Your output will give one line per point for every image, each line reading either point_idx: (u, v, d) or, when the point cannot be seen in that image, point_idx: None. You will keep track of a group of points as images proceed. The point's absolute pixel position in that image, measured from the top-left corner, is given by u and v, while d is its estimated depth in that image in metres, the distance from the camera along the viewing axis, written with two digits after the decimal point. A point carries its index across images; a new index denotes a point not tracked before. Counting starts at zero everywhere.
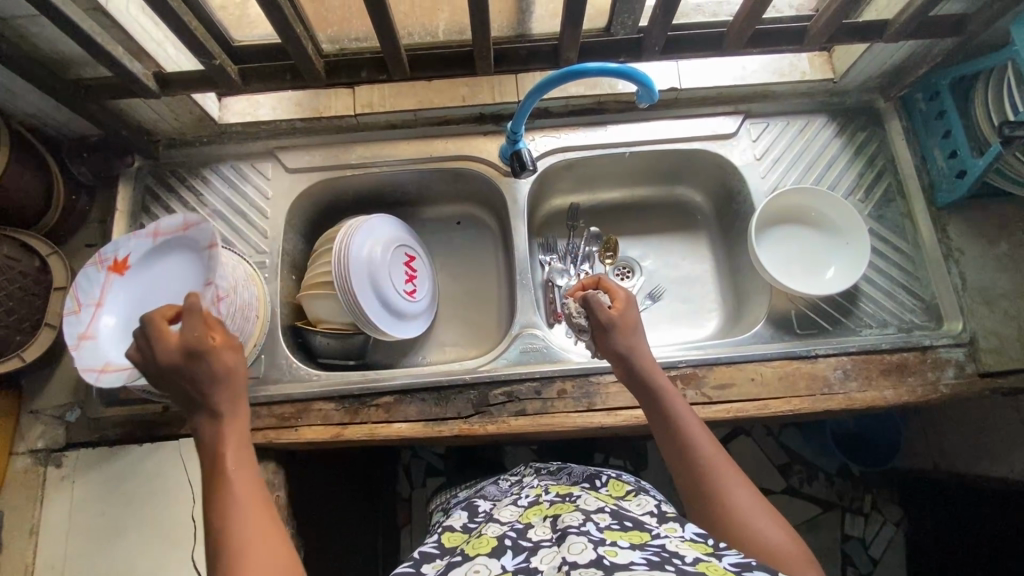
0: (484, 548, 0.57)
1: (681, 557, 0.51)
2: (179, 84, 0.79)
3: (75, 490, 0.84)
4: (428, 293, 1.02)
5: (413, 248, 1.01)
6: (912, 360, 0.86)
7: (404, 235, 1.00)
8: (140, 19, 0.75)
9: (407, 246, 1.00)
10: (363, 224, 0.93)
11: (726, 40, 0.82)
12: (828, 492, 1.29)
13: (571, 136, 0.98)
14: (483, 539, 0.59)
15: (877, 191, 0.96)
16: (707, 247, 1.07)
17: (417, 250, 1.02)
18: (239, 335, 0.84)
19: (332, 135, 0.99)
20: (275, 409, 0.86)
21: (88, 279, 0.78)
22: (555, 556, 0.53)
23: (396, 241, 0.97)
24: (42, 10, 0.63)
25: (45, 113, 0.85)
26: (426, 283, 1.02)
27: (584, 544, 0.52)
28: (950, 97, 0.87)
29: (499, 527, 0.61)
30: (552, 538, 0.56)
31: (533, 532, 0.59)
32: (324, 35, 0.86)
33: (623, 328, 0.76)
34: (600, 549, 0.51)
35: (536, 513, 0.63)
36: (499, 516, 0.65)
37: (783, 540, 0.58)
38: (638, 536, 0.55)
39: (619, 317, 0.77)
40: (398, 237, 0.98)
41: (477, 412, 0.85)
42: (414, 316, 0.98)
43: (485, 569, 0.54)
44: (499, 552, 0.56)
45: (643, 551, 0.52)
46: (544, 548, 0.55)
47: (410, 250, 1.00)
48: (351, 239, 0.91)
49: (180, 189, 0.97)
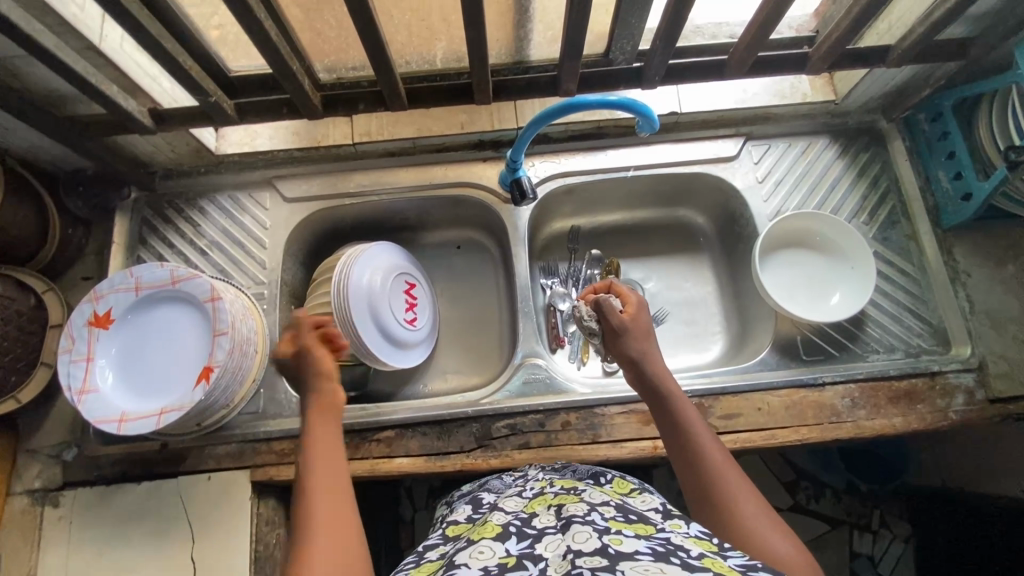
0: (488, 532, 0.56)
1: (686, 551, 0.50)
2: (175, 119, 0.78)
3: (73, 531, 0.82)
4: (428, 320, 1.01)
5: (414, 273, 1.00)
6: (921, 386, 0.85)
7: (404, 261, 0.99)
8: (135, 55, 0.74)
9: (408, 272, 0.98)
10: (363, 253, 0.92)
11: (727, 66, 0.81)
12: (834, 509, 1.26)
13: (570, 161, 0.97)
14: (488, 525, 0.58)
15: (881, 213, 0.95)
16: (709, 269, 1.06)
17: (417, 275, 1.01)
18: (239, 371, 0.82)
19: (330, 164, 0.98)
20: (275, 445, 0.85)
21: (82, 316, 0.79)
22: (560, 543, 0.52)
23: (397, 268, 0.96)
24: (34, 54, 0.62)
25: (40, 148, 0.85)
26: (426, 310, 1.00)
27: (589, 533, 0.51)
28: (954, 118, 0.87)
29: (504, 515, 0.59)
30: (557, 525, 0.55)
31: (538, 519, 0.57)
32: (322, 64, 0.84)
33: (636, 334, 0.78)
34: (605, 538, 0.50)
35: (541, 502, 0.62)
36: (503, 505, 0.63)
37: (792, 551, 0.56)
38: (642, 528, 0.54)
39: (632, 323, 0.79)
40: (398, 263, 0.97)
41: (479, 446, 0.84)
42: (414, 344, 0.97)
43: (489, 551, 0.52)
44: (503, 536, 0.55)
45: (648, 542, 0.51)
46: (549, 536, 0.54)
47: (410, 276, 0.99)
48: (350, 269, 0.90)
49: (176, 220, 0.96)
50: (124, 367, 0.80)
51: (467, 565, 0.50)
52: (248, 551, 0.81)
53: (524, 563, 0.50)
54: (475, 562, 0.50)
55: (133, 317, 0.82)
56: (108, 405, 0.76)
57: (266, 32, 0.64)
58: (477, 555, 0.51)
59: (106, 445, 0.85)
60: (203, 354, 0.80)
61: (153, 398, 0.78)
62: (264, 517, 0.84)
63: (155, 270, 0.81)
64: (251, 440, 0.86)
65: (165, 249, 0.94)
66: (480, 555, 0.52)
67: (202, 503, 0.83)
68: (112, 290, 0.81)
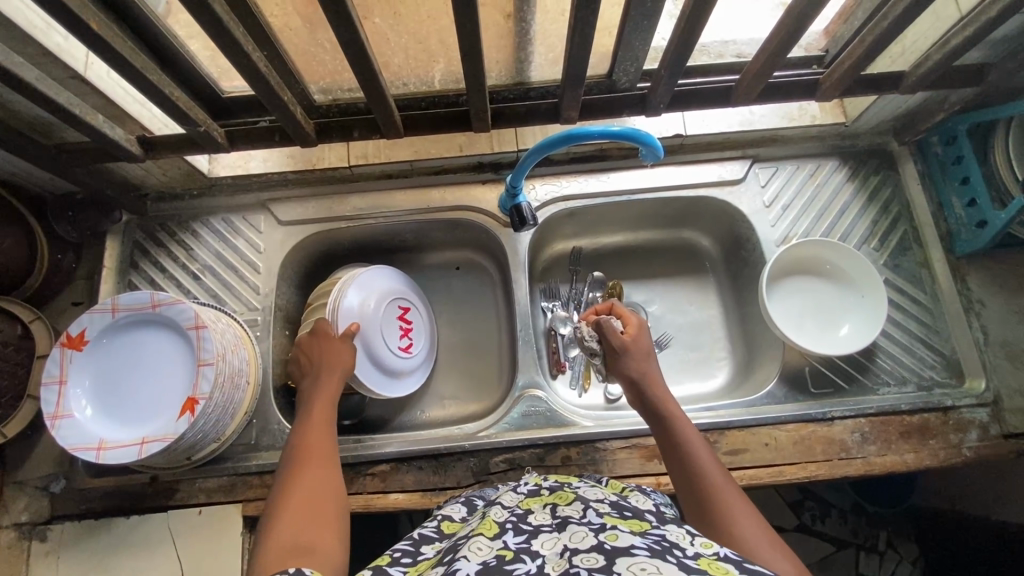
0: (486, 528, 0.51)
1: (682, 548, 0.46)
2: (164, 146, 0.76)
3: (60, 566, 0.80)
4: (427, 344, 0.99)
5: (413, 296, 0.98)
6: (934, 421, 0.83)
7: (402, 285, 0.97)
8: (121, 83, 0.73)
9: (405, 295, 0.96)
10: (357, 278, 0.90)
11: (734, 92, 0.79)
12: (841, 529, 1.17)
13: (571, 184, 0.95)
14: (486, 521, 0.54)
15: (893, 239, 0.92)
16: (715, 293, 1.03)
17: (417, 298, 0.99)
18: (229, 405, 0.79)
19: (326, 186, 0.96)
20: (267, 478, 0.83)
21: (51, 354, 0.75)
22: (557, 541, 0.48)
23: (394, 293, 0.94)
24: (17, 89, 0.60)
25: (27, 173, 0.83)
26: (426, 335, 0.99)
27: (585, 532, 0.48)
28: (968, 143, 0.84)
29: (500, 511, 0.56)
30: (552, 523, 0.51)
31: (533, 517, 0.54)
32: (317, 86, 0.81)
33: (638, 353, 0.76)
34: (601, 535, 0.47)
35: (537, 500, 0.58)
36: (497, 501, 0.60)
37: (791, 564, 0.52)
38: (638, 524, 0.50)
39: (635, 343, 0.77)
40: (394, 287, 0.95)
41: (477, 482, 0.82)
42: (402, 377, 0.93)
43: (485, 547, 0.48)
44: (498, 532, 0.51)
45: (644, 537, 0.47)
46: (545, 533, 0.50)
47: (407, 300, 0.97)
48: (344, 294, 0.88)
49: (168, 244, 0.93)
50: (102, 397, 0.76)
51: (465, 557, 0.46)
52: None
53: (521, 557, 0.46)
54: (472, 556, 0.46)
55: (105, 343, 0.78)
56: (88, 434, 0.73)
57: (255, 65, 0.62)
58: (475, 551, 0.47)
59: (94, 477, 0.83)
60: (187, 382, 0.77)
61: (135, 426, 0.75)
62: None
63: (135, 294, 0.77)
64: (243, 473, 0.83)
65: (156, 273, 0.92)
66: (477, 550, 0.47)
67: (193, 539, 0.81)
68: (88, 312, 0.77)
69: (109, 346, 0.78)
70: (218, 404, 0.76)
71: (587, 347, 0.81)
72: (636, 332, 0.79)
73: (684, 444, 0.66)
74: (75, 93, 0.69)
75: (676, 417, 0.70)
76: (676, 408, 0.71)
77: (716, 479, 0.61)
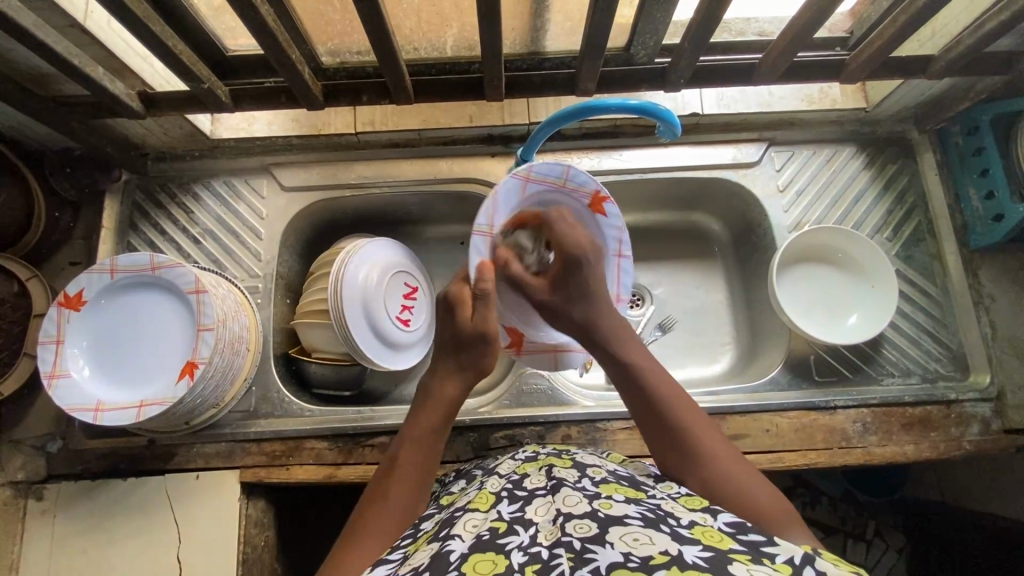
0: (480, 503, 0.50)
1: (677, 518, 0.45)
2: (166, 103, 0.74)
3: (56, 525, 0.80)
4: (483, 244, 0.68)
5: (535, 170, 0.69)
6: (935, 414, 0.82)
7: (554, 164, 0.69)
8: (122, 34, 0.70)
9: (537, 184, 0.70)
10: (611, 209, 0.74)
11: (757, 71, 0.77)
12: (829, 516, 1.14)
13: (584, 161, 0.92)
14: (481, 494, 0.53)
15: (906, 230, 0.91)
16: (722, 278, 1.02)
17: (539, 164, 0.68)
18: (229, 371, 0.78)
19: (331, 153, 0.93)
20: (265, 446, 0.83)
21: (46, 318, 0.73)
22: (550, 507, 0.47)
23: (553, 196, 0.72)
24: (15, 34, 0.58)
25: (22, 125, 0.80)
26: (501, 230, 0.70)
27: (578, 498, 0.47)
28: (990, 134, 0.82)
29: (496, 481, 0.55)
30: (547, 487, 0.50)
31: (528, 481, 0.53)
32: (324, 48, 0.77)
33: (585, 263, 0.68)
34: (595, 503, 0.46)
35: (534, 464, 0.57)
36: (495, 471, 0.59)
37: (772, 501, 0.52)
38: (634, 493, 0.50)
39: (568, 242, 0.68)
40: (555, 178, 0.70)
41: (476, 456, 0.82)
42: (380, 348, 0.87)
43: (480, 523, 0.47)
44: (494, 502, 0.50)
45: (639, 506, 0.46)
46: (538, 499, 0.49)
47: (541, 186, 0.71)
48: (622, 236, 0.76)
49: (169, 206, 0.91)
50: (101, 361, 0.75)
51: (458, 537, 0.45)
52: (237, 553, 0.79)
53: (514, 528, 0.45)
54: (465, 534, 0.46)
55: (100, 304, 0.77)
56: (86, 394, 0.73)
57: (263, 18, 0.59)
58: (470, 529, 0.46)
59: (92, 438, 0.83)
60: (186, 346, 0.76)
61: (133, 388, 0.74)
62: (252, 518, 0.82)
63: (134, 256, 0.76)
64: (242, 440, 0.83)
65: (156, 236, 0.90)
66: (473, 529, 0.46)
67: (189, 503, 0.81)
68: (86, 272, 0.76)
69: (103, 311, 0.77)
70: (217, 368, 0.75)
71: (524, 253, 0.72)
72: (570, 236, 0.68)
73: (642, 377, 0.62)
74: (74, 43, 0.67)
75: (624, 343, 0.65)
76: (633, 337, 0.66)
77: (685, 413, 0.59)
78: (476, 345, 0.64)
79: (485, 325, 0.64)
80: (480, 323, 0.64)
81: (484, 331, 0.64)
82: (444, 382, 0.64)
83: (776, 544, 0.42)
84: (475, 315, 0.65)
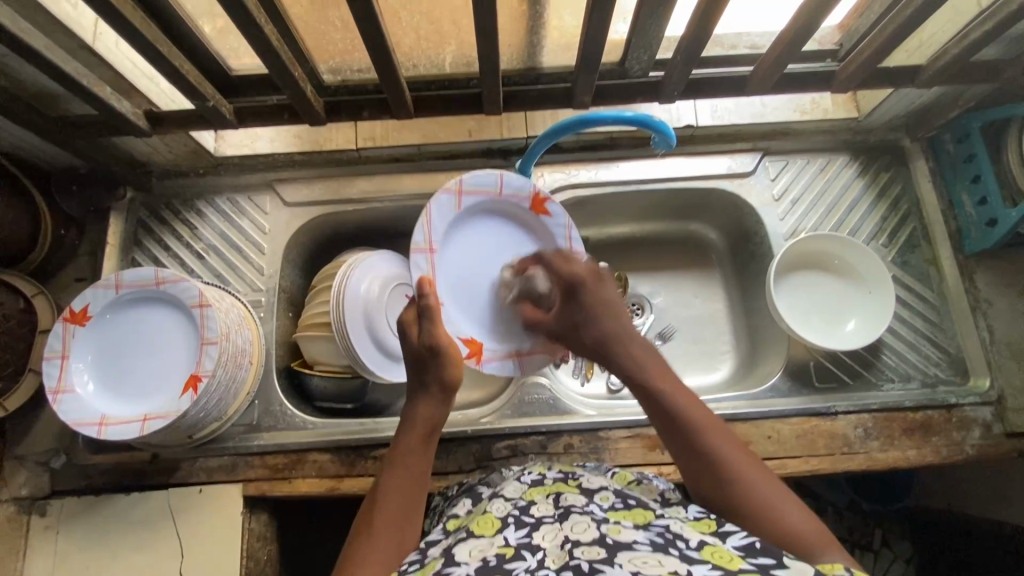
0: (486, 524, 0.52)
1: (685, 540, 0.46)
2: (172, 121, 0.76)
3: (59, 541, 0.80)
4: (425, 258, 0.79)
5: (466, 183, 0.81)
6: (937, 418, 0.82)
7: (487, 173, 0.81)
8: (130, 56, 0.72)
9: (472, 196, 0.82)
10: (552, 207, 0.84)
11: (749, 83, 0.78)
12: (836, 527, 1.12)
13: (581, 173, 0.94)
14: (487, 517, 0.53)
15: (901, 236, 0.92)
16: (721, 286, 1.03)
17: (469, 176, 0.80)
18: (232, 384, 0.79)
19: (332, 168, 0.95)
20: (268, 459, 0.83)
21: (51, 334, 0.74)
22: (558, 533, 0.48)
23: (492, 206, 0.84)
24: (26, 57, 0.60)
25: (29, 144, 0.81)
26: (442, 241, 0.80)
27: (587, 523, 0.48)
28: (980, 140, 0.83)
29: (502, 504, 0.55)
30: (555, 515, 0.51)
31: (535, 509, 0.53)
32: (325, 66, 0.79)
33: (582, 290, 0.71)
34: (603, 528, 0.48)
35: (541, 490, 0.57)
36: (500, 492, 0.58)
37: (812, 529, 0.51)
38: (641, 515, 0.51)
39: (563, 276, 0.74)
40: (490, 187, 0.82)
41: (479, 467, 0.82)
42: (390, 362, 0.89)
43: (486, 546, 0.48)
44: (500, 526, 0.51)
45: (646, 531, 0.47)
46: (546, 525, 0.50)
47: (475, 199, 0.82)
48: (570, 232, 0.85)
49: (172, 223, 0.93)
50: (105, 375, 0.76)
51: (464, 560, 0.46)
52: (240, 567, 0.79)
53: (521, 553, 0.47)
54: (472, 557, 0.47)
55: (103, 315, 0.77)
56: (89, 409, 0.73)
57: (266, 37, 0.61)
58: (477, 553, 0.47)
59: (95, 453, 0.83)
60: (191, 360, 0.76)
61: (138, 403, 0.75)
62: (255, 532, 0.82)
63: (139, 271, 0.77)
64: (244, 454, 0.83)
65: (160, 251, 0.92)
66: (479, 552, 0.48)
67: (192, 517, 0.81)
68: (92, 286, 0.77)
69: (103, 327, 0.77)
70: (221, 382, 0.76)
71: (540, 295, 0.80)
72: (563, 271, 0.73)
73: (668, 403, 0.60)
74: (83, 64, 0.69)
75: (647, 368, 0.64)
76: (651, 358, 0.65)
77: (719, 441, 0.57)
78: (429, 361, 0.68)
79: (432, 339, 0.68)
80: (425, 338, 0.68)
81: (431, 343, 0.68)
82: (419, 407, 0.65)
83: (786, 565, 0.43)
84: (421, 332, 0.69)
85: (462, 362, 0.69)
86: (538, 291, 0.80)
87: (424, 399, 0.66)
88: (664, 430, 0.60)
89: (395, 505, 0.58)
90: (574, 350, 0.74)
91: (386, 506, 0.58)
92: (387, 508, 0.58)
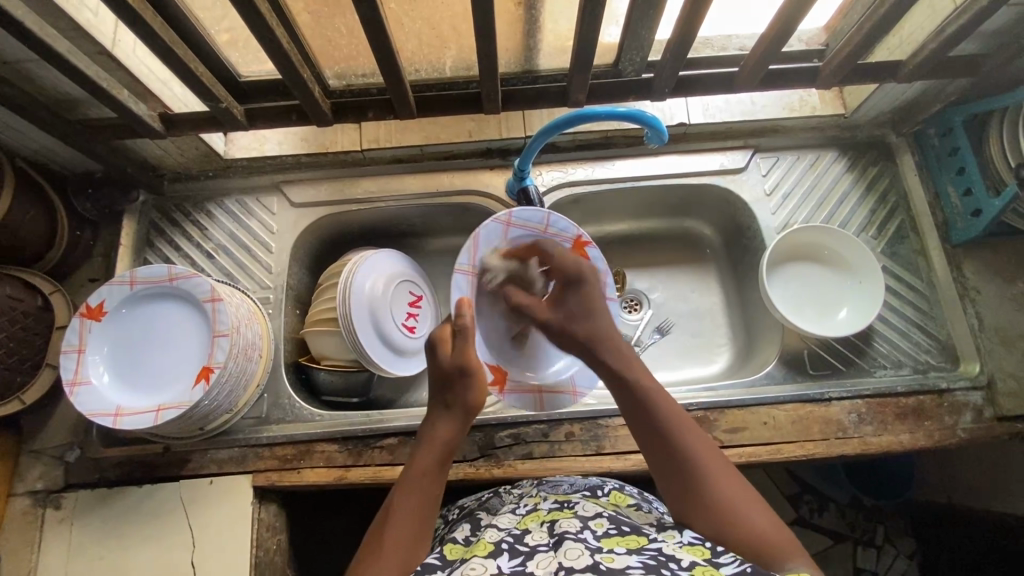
0: (480, 551, 0.55)
1: (677, 562, 0.49)
2: (185, 124, 0.79)
3: (73, 533, 0.82)
4: (465, 280, 0.77)
5: (516, 216, 0.78)
6: (928, 403, 0.84)
7: (536, 211, 0.78)
8: (146, 61, 0.76)
9: (519, 229, 0.79)
10: (593, 253, 0.82)
11: (737, 80, 0.82)
12: (838, 523, 1.16)
13: (579, 171, 0.97)
14: (481, 544, 0.57)
15: (890, 228, 0.95)
16: (717, 281, 1.05)
17: (520, 210, 0.77)
18: (243, 376, 0.81)
19: (337, 169, 0.98)
20: (277, 450, 0.85)
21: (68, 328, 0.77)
22: (552, 560, 0.51)
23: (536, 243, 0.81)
24: (52, 61, 0.63)
25: (48, 148, 0.85)
26: (483, 268, 0.78)
27: (581, 550, 0.50)
28: (963, 134, 0.86)
29: (496, 533, 0.59)
30: (549, 542, 0.54)
31: (530, 536, 0.56)
32: (332, 70, 0.83)
33: (584, 284, 0.77)
34: (598, 556, 0.50)
35: (534, 519, 0.61)
36: (496, 523, 0.62)
37: (777, 534, 0.54)
38: (636, 542, 0.54)
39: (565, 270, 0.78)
40: (537, 224, 0.79)
41: (482, 456, 0.84)
42: (396, 354, 0.92)
43: (481, 567, 0.51)
44: (495, 553, 0.54)
45: (640, 556, 0.50)
46: (541, 552, 0.53)
47: (521, 231, 0.79)
48: (606, 279, 0.83)
49: (183, 224, 0.96)
50: (119, 369, 0.78)
51: None
52: (250, 556, 0.81)
53: None
54: None
55: (119, 309, 0.80)
56: (105, 401, 0.75)
57: (277, 40, 0.64)
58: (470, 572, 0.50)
59: (109, 447, 0.85)
60: (203, 352, 0.79)
61: (152, 395, 0.77)
62: (265, 523, 0.84)
63: (153, 268, 0.80)
64: (254, 445, 0.85)
65: (171, 251, 0.95)
66: (472, 572, 0.50)
67: (203, 509, 0.82)
68: (107, 282, 0.79)
69: (117, 323, 0.80)
70: (231, 374, 0.78)
71: (528, 282, 0.81)
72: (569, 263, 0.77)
73: (656, 416, 0.63)
74: (103, 69, 0.72)
75: (630, 368, 0.68)
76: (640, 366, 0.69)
77: (696, 451, 0.59)
78: (457, 380, 0.69)
79: (463, 359, 0.69)
80: (458, 356, 0.69)
81: (462, 363, 0.69)
82: (438, 427, 0.67)
83: None
84: (455, 348, 0.71)
85: (487, 387, 0.70)
86: (526, 276, 0.81)
87: (445, 420, 0.68)
88: (648, 443, 0.62)
89: (410, 516, 0.59)
90: (561, 343, 0.76)
91: (398, 517, 0.59)
92: (398, 519, 0.59)
